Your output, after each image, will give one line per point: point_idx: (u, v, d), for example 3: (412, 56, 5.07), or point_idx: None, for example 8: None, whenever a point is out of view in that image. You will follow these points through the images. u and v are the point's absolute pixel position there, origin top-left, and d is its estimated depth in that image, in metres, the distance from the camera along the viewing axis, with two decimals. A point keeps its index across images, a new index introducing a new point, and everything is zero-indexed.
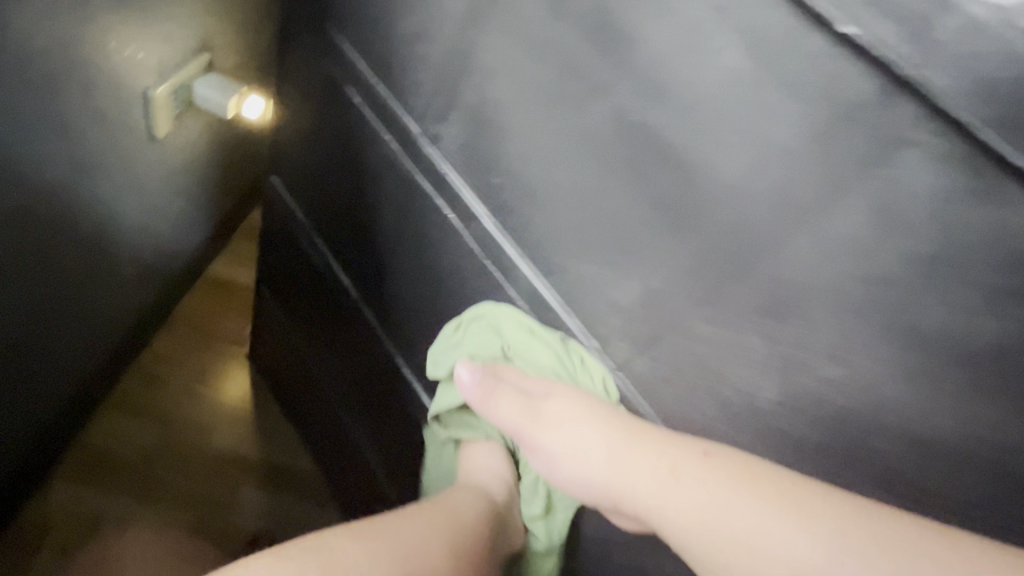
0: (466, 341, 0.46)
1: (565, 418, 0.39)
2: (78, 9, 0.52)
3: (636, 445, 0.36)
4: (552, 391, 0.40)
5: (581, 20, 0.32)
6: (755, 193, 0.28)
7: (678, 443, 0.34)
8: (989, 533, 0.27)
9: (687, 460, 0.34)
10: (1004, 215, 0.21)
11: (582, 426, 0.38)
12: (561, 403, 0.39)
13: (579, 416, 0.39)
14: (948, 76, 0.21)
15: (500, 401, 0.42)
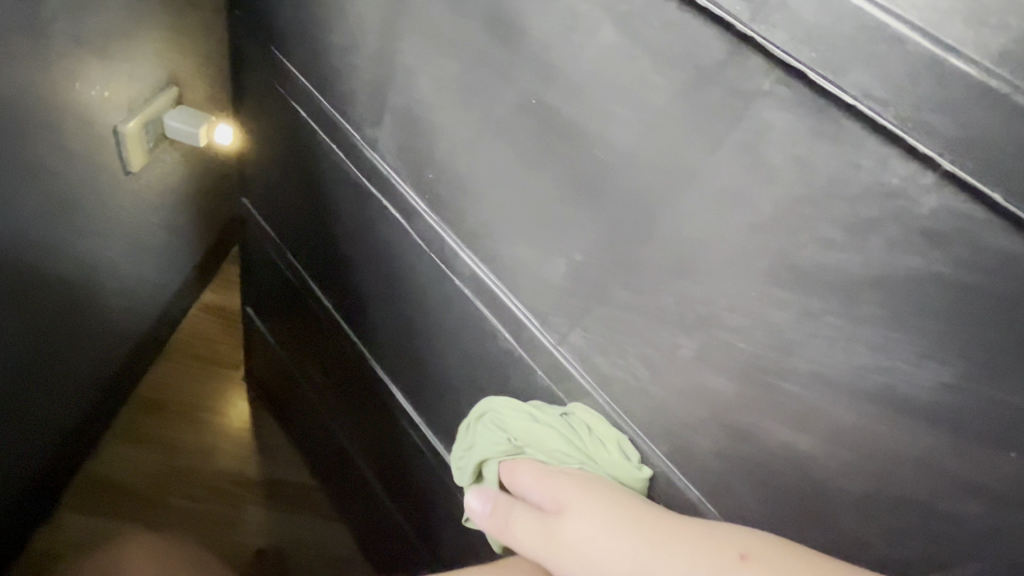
0: (474, 449, 0.43)
1: (583, 535, 0.35)
2: (38, 53, 0.54)
3: (663, 556, 0.33)
4: (569, 507, 0.36)
5: (481, 15, 0.34)
6: (644, 158, 0.29)
7: (707, 553, 0.32)
8: (900, 478, 0.26)
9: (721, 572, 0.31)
10: (848, 150, 0.23)
11: (606, 539, 0.34)
12: (576, 520, 0.35)
13: (600, 528, 0.34)
14: (779, 27, 0.23)
15: (517, 523, 0.37)
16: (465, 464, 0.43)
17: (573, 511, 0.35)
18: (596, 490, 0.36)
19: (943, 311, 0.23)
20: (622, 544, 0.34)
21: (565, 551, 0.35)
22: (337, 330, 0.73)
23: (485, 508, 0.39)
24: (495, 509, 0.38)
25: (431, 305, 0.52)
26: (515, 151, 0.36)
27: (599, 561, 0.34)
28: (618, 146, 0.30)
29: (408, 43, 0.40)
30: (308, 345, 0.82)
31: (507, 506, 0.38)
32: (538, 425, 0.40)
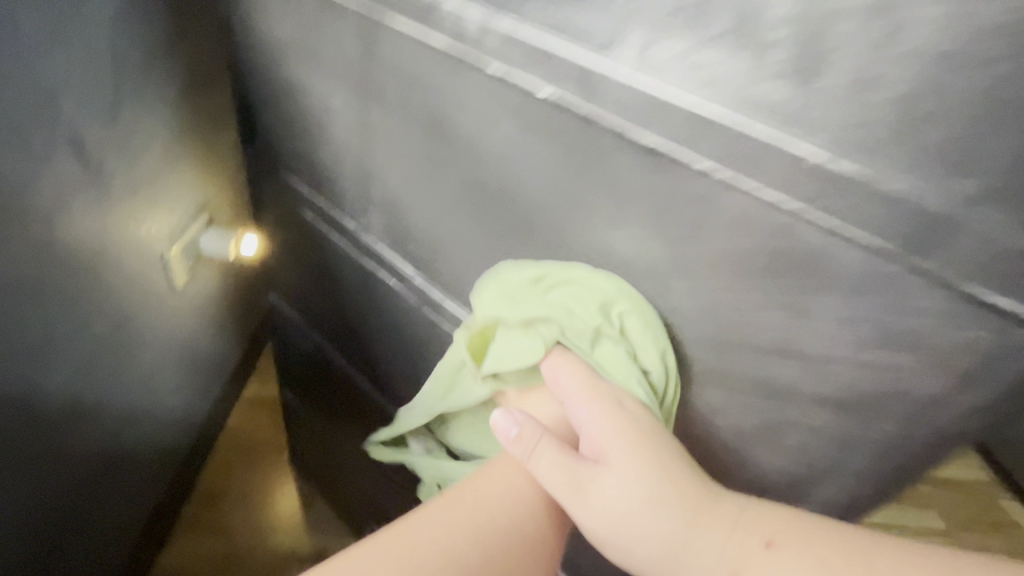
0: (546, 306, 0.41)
1: (615, 497, 0.36)
2: (111, 209, 0.69)
3: (697, 535, 0.35)
4: (611, 458, 0.37)
5: (422, 123, 0.46)
6: (550, 204, 0.40)
7: (735, 539, 0.34)
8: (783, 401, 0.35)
9: (752, 558, 0.33)
10: (667, 176, 0.33)
11: (639, 495, 0.36)
12: (615, 478, 0.36)
13: (637, 484, 0.36)
14: (605, 106, 0.33)
15: (544, 451, 0.38)
16: (521, 303, 0.42)
17: (614, 468, 0.36)
18: (642, 450, 0.37)
19: (759, 273, 0.32)
20: (655, 515, 0.35)
21: (593, 502, 0.36)
22: (361, 391, 0.84)
23: (512, 430, 0.38)
24: (527, 431, 0.38)
25: (437, 345, 0.62)
26: (469, 214, 0.47)
27: (622, 524, 0.35)
28: (535, 198, 0.41)
29: (379, 149, 0.53)
30: (339, 412, 0.93)
31: (540, 432, 0.38)
32: (638, 333, 0.38)
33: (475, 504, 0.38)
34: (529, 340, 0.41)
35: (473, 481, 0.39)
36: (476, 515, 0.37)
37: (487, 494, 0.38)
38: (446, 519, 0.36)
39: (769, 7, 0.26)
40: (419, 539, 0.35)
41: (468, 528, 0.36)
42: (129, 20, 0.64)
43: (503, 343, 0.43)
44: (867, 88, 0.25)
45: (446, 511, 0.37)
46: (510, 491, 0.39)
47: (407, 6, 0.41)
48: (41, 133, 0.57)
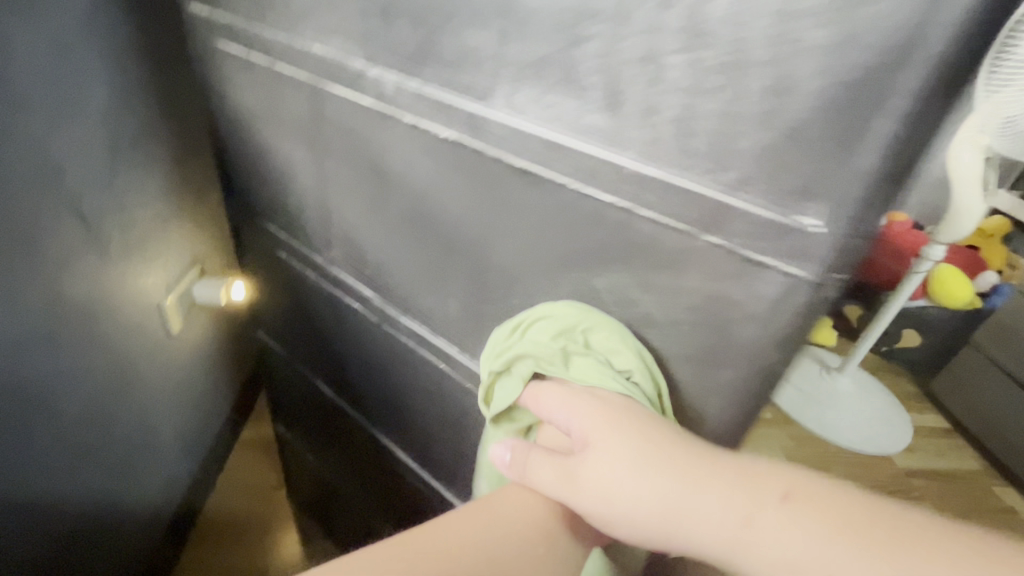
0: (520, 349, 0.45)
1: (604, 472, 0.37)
2: (114, 266, 0.79)
3: (701, 495, 0.34)
4: (596, 441, 0.38)
5: (364, 167, 0.56)
6: (465, 223, 0.50)
7: (746, 496, 0.33)
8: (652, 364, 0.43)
9: (766, 510, 0.33)
10: (539, 190, 0.42)
11: (630, 466, 0.36)
12: (603, 457, 0.37)
13: (626, 458, 0.37)
14: (488, 140, 0.43)
15: (534, 462, 0.40)
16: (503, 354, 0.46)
17: (600, 449, 0.38)
18: (620, 425, 0.38)
19: (612, 259, 0.40)
20: (649, 483, 0.35)
21: (585, 488, 0.37)
22: (344, 413, 0.91)
23: (506, 456, 0.42)
24: (517, 454, 0.42)
25: (402, 359, 0.70)
26: (410, 237, 0.57)
27: (616, 500, 0.36)
28: (457, 218, 0.50)
29: (334, 192, 0.62)
30: (325, 437, 1.00)
31: (527, 450, 0.42)
32: (604, 341, 0.42)
33: (486, 522, 0.39)
34: (514, 380, 0.44)
35: (487, 502, 0.40)
36: (486, 531, 0.38)
37: (499, 513, 0.39)
38: (456, 534, 0.37)
39: (582, 61, 0.35)
40: (429, 547, 0.36)
41: (478, 542, 0.37)
42: (122, 102, 0.75)
43: (496, 393, 0.45)
44: (652, 112, 0.33)
45: (457, 525, 0.38)
46: (522, 513, 0.40)
47: (342, 75, 0.51)
48: (54, 203, 0.66)
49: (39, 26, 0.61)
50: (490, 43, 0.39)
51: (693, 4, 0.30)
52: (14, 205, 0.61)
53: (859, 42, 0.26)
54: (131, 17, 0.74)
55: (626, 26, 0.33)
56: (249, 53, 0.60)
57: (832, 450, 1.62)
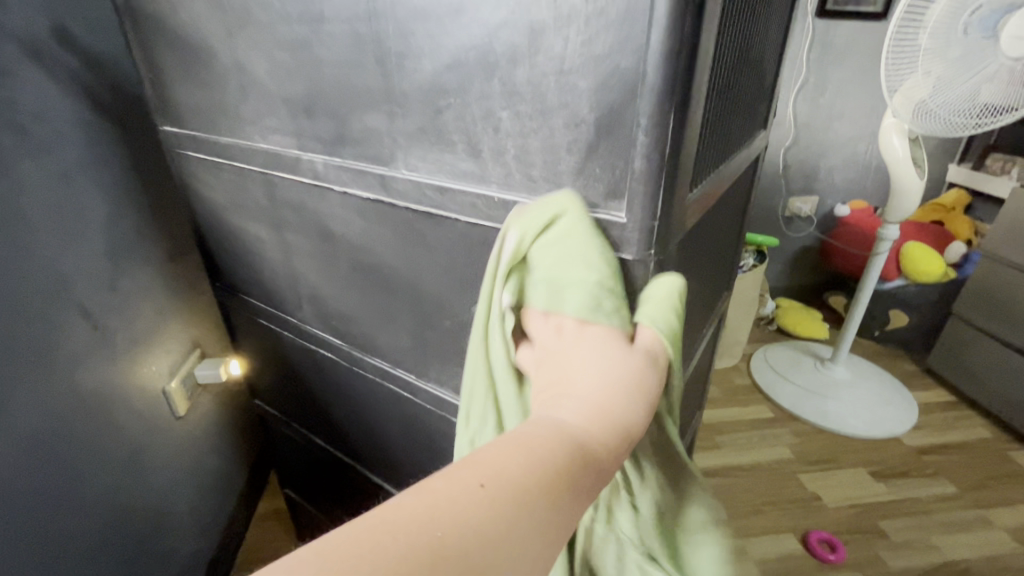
0: (612, 263, 0.41)
1: None
2: (122, 358, 0.89)
3: None
4: None
5: (315, 234, 0.67)
6: (396, 264, 0.60)
7: None
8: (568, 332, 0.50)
9: None
10: (441, 226, 0.52)
11: None
12: None
13: None
14: (396, 195, 0.53)
15: None
16: (589, 240, 0.40)
17: None
18: None
19: None
20: None
21: None
22: (339, 462, 0.98)
23: None
24: None
25: (377, 397, 0.78)
26: (361, 286, 0.67)
27: None
28: (391, 262, 0.60)
29: (296, 258, 0.73)
30: (329, 489, 1.06)
31: None
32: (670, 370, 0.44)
33: (488, 492, 0.30)
34: (585, 293, 0.40)
35: (491, 462, 0.32)
36: (488, 508, 0.30)
37: (504, 482, 0.31)
38: (453, 511, 0.29)
39: (446, 126, 0.46)
40: (418, 534, 0.28)
41: (479, 522, 0.29)
42: (118, 215, 0.88)
43: (547, 256, 0.41)
44: (501, 153, 0.44)
45: (456, 494, 0.30)
46: (533, 472, 0.32)
47: (285, 161, 0.63)
48: (66, 309, 0.77)
49: (44, 164, 0.74)
50: (383, 122, 0.51)
51: (505, 74, 0.41)
52: (34, 315, 0.72)
53: (609, 83, 0.37)
54: (122, 144, 0.88)
55: (467, 95, 0.44)
56: (214, 157, 0.72)
57: (839, 440, 1.62)
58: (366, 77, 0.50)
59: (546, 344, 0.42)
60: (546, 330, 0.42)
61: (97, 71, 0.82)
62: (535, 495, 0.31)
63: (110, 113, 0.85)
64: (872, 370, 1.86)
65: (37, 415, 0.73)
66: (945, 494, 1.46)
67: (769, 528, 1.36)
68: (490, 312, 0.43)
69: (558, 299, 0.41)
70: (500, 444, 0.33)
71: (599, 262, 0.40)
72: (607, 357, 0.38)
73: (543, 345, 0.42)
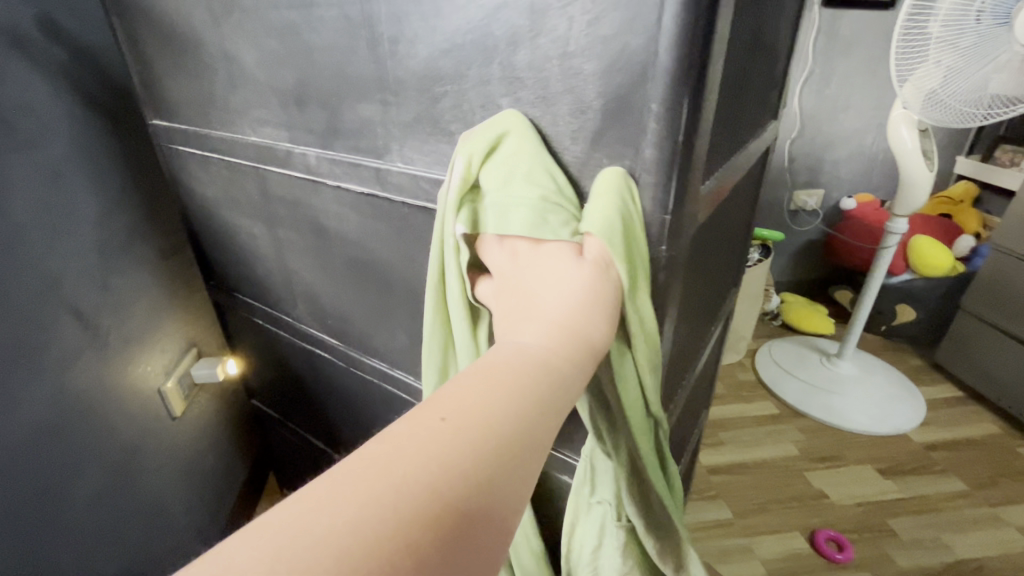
0: (563, 181, 0.38)
1: None
2: (115, 358, 0.87)
3: None
4: None
5: (309, 230, 0.65)
6: (393, 262, 0.57)
7: None
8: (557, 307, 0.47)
9: None
10: (439, 223, 0.50)
11: None
12: None
13: None
14: (392, 190, 0.51)
15: None
16: (539, 158, 0.38)
17: None
18: None
19: None
20: None
21: None
22: (337, 463, 0.96)
23: None
24: None
25: (374, 397, 0.75)
26: (356, 284, 0.64)
27: None
28: (387, 259, 0.58)
29: (290, 256, 0.71)
30: None
31: None
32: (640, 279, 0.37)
33: (454, 427, 0.27)
34: (531, 209, 0.36)
35: (454, 399, 0.29)
36: (454, 445, 0.27)
37: (468, 416, 0.28)
38: (420, 451, 0.26)
39: (443, 115, 0.44)
40: (385, 482, 0.25)
41: (449, 458, 0.26)
42: (109, 212, 0.86)
43: (498, 176, 0.38)
44: None
45: (417, 437, 0.27)
46: (499, 398, 0.29)
47: (276, 155, 0.60)
48: (55, 308, 0.75)
49: (31, 160, 0.72)
50: (376, 111, 0.48)
51: (505, 58, 0.38)
52: (21, 316, 0.70)
53: (617, 66, 0.34)
54: (112, 138, 0.86)
55: (464, 81, 0.41)
56: (205, 151, 0.70)
57: (846, 436, 1.60)
58: (359, 64, 0.47)
59: (499, 269, 0.38)
60: (497, 255, 0.38)
61: (85, 64, 0.80)
62: (507, 424, 0.28)
63: (99, 108, 0.83)
64: (880, 366, 1.83)
65: (27, 417, 0.71)
66: (955, 491, 1.44)
67: (776, 527, 1.34)
68: (445, 246, 0.41)
69: (506, 220, 0.37)
70: (462, 379, 0.30)
71: (546, 177, 0.38)
72: (564, 273, 0.34)
73: (497, 270, 0.38)
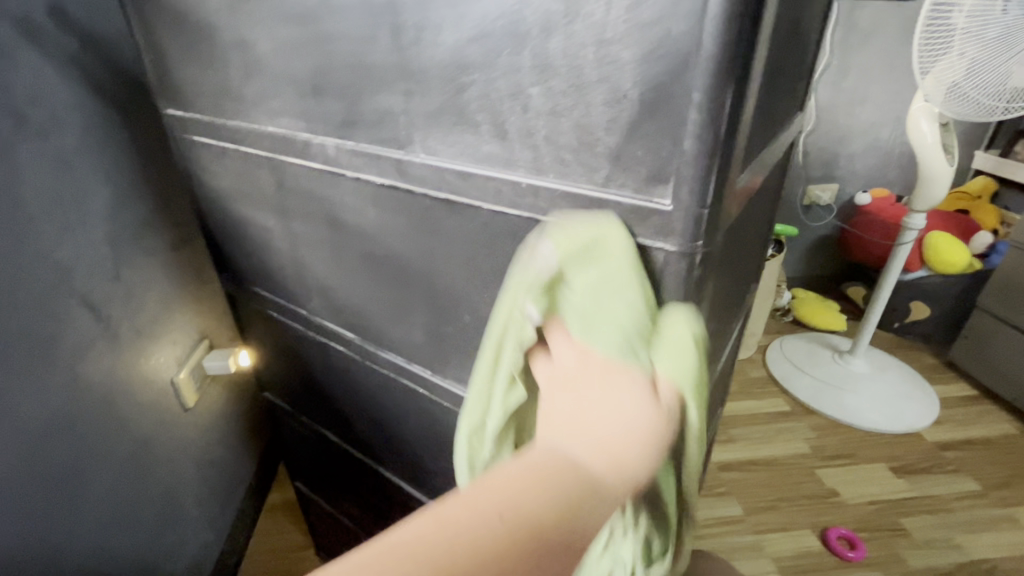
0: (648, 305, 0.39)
1: None
2: (127, 349, 0.86)
3: None
4: None
5: (325, 222, 0.64)
6: (412, 256, 0.56)
7: None
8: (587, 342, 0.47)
9: None
10: (461, 215, 0.48)
11: None
12: None
13: None
14: (413, 181, 0.50)
15: None
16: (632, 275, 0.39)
17: None
18: None
19: None
20: None
21: None
22: (349, 456, 0.95)
23: None
24: None
25: (387, 391, 0.75)
26: (371, 277, 0.63)
27: None
28: (405, 252, 0.57)
29: (304, 249, 0.70)
30: (336, 481, 1.05)
31: None
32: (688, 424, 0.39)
33: (503, 522, 0.30)
34: (620, 330, 0.37)
35: (509, 489, 0.31)
36: (502, 536, 0.29)
37: (518, 510, 0.30)
38: (468, 535, 0.29)
39: (469, 105, 0.42)
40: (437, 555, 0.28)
41: (488, 553, 0.28)
42: (121, 202, 0.85)
43: (586, 279, 0.39)
44: (530, 135, 0.40)
45: (471, 518, 0.30)
46: (545, 505, 0.31)
47: (293, 145, 0.59)
48: (68, 299, 0.75)
49: (43, 150, 0.71)
50: (398, 101, 0.47)
51: (537, 46, 0.37)
52: (35, 306, 0.70)
53: (658, 53, 0.32)
54: (124, 128, 0.85)
55: (493, 70, 0.40)
56: (219, 142, 0.69)
57: (858, 435, 1.58)
58: (381, 53, 0.46)
59: (564, 371, 0.39)
60: (569, 357, 0.39)
61: (96, 53, 0.79)
62: (552, 528, 0.30)
63: (110, 97, 0.82)
64: (893, 363, 1.81)
65: (41, 409, 0.71)
66: (968, 491, 1.42)
67: (787, 524, 1.33)
68: (512, 322, 0.40)
69: (592, 328, 0.38)
70: (517, 470, 0.33)
71: (636, 299, 0.38)
72: (635, 401, 0.35)
73: (561, 372, 0.39)
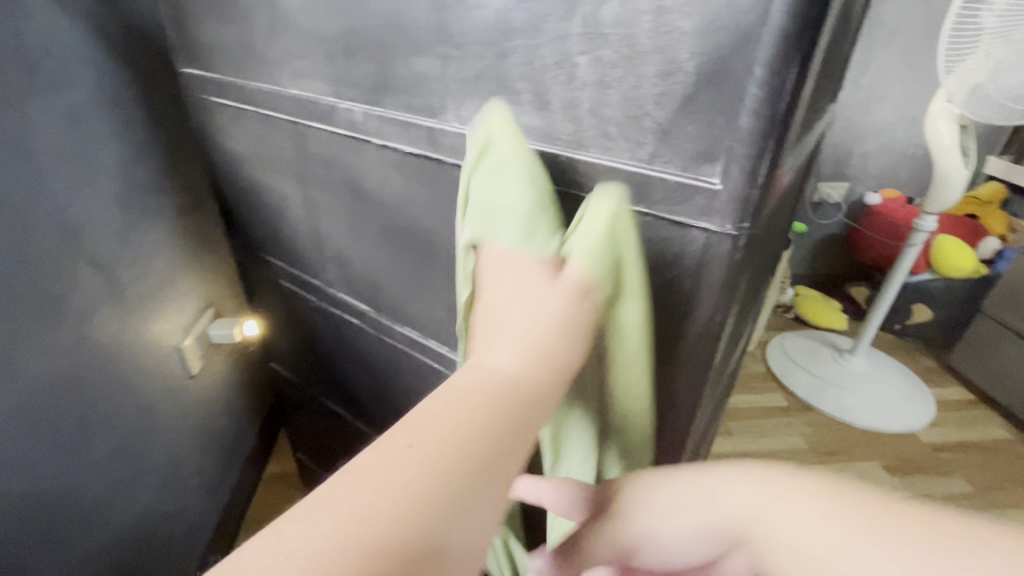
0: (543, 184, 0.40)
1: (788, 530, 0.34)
2: (133, 311, 0.85)
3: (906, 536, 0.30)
4: None
5: (345, 191, 0.62)
6: (435, 228, 0.55)
7: None
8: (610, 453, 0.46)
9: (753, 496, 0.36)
10: None
11: None
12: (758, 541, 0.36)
13: None
14: (445, 150, 0.48)
15: None
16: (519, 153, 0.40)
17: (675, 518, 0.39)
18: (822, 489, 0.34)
19: None
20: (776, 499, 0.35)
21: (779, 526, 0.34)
22: (354, 430, 0.95)
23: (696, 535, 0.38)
24: None
25: (399, 366, 0.74)
26: (390, 250, 0.62)
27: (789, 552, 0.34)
28: (428, 225, 0.56)
29: (321, 217, 0.69)
30: (338, 455, 1.05)
31: None
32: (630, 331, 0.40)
33: (415, 451, 0.27)
34: (513, 222, 0.40)
35: (420, 426, 0.29)
36: (421, 466, 0.27)
37: (433, 434, 0.29)
38: (390, 480, 0.26)
39: (511, 73, 0.41)
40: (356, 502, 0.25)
41: (423, 480, 0.26)
42: (131, 164, 0.83)
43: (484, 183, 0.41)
44: (573, 106, 0.39)
45: (382, 464, 0.27)
46: (456, 423, 0.29)
47: (317, 109, 0.58)
48: (76, 258, 0.74)
49: (56, 106, 0.69)
50: (434, 66, 0.45)
51: (588, 12, 0.36)
52: (43, 261, 0.69)
53: (718, 24, 0.31)
54: (135, 86, 0.83)
55: (540, 36, 0.38)
56: (238, 103, 0.67)
57: (856, 433, 1.59)
58: (418, 13, 0.44)
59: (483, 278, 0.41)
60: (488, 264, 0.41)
61: (109, 7, 0.76)
62: (475, 441, 0.29)
63: (123, 56, 0.80)
64: (893, 364, 1.82)
65: (46, 369, 0.70)
66: (959, 492, 1.44)
67: None
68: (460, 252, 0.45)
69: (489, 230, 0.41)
70: (428, 410, 0.30)
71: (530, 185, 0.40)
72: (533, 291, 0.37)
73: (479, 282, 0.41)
